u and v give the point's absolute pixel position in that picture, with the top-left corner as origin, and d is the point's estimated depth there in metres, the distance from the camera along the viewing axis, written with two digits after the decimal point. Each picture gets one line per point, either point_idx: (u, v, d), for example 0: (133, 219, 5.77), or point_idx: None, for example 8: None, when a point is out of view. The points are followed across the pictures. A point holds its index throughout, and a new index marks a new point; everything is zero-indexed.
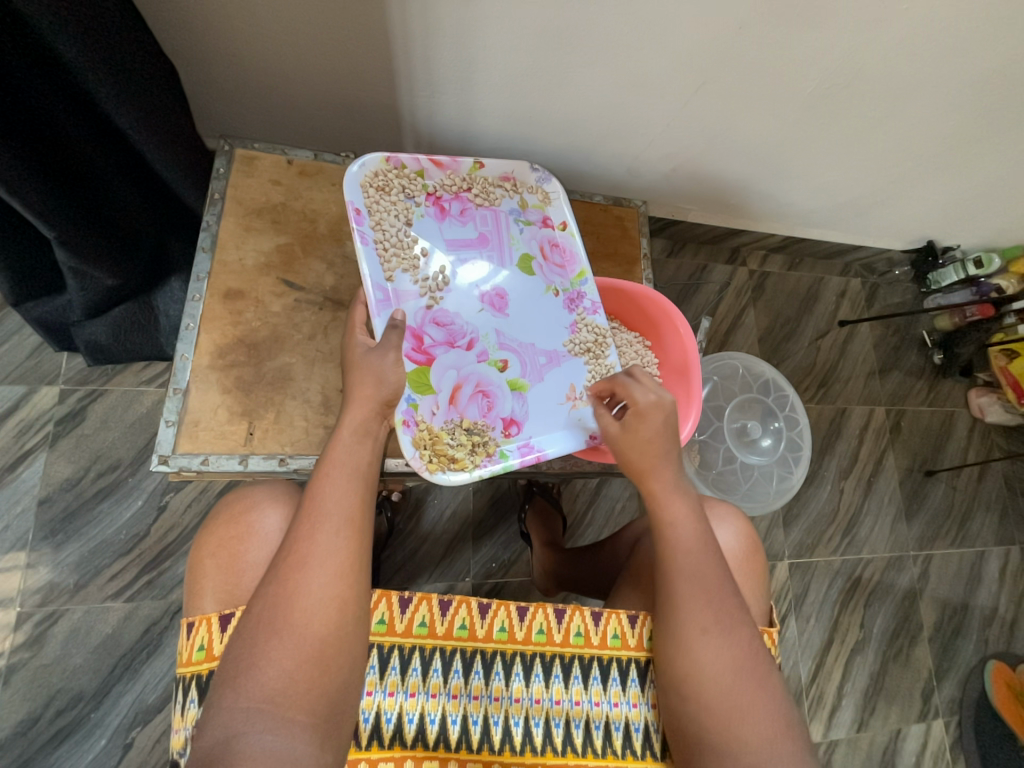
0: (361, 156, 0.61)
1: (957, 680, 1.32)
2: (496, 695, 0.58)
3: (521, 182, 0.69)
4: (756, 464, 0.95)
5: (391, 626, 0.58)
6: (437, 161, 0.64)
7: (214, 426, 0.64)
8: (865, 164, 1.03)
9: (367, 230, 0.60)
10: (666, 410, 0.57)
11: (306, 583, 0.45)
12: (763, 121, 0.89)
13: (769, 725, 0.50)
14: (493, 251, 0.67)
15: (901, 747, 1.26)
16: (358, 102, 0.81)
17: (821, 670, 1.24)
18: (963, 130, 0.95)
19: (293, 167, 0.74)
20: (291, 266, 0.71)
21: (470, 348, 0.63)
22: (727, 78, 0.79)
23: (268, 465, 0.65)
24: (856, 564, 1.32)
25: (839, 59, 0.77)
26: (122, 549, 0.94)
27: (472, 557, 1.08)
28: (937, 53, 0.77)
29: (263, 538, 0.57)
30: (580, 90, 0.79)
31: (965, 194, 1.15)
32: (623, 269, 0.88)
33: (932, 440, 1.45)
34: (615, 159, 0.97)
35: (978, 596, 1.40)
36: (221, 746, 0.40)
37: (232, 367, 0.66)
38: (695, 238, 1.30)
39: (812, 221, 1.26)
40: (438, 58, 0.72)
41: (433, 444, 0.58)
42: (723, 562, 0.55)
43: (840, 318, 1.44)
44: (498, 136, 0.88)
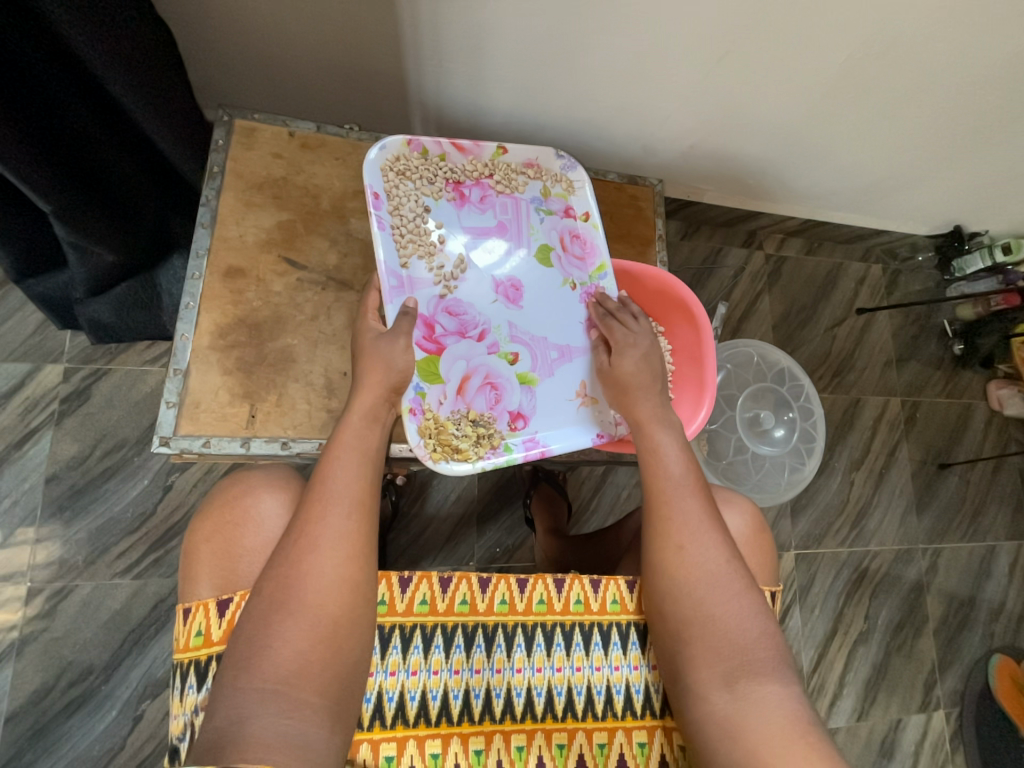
0: (381, 138, 0.57)
1: (961, 673, 1.32)
2: (497, 666, 0.58)
3: (546, 169, 0.64)
4: (767, 455, 0.92)
5: (392, 606, 0.58)
6: (459, 144, 0.60)
7: (215, 409, 0.63)
8: (893, 145, 0.98)
9: (384, 215, 0.56)
10: (646, 351, 0.60)
11: (318, 565, 0.43)
12: (788, 97, 0.84)
13: (741, 633, 0.52)
14: (511, 241, 0.62)
15: (900, 737, 1.26)
16: (362, 71, 0.77)
17: (824, 660, 1.24)
18: (1002, 107, 0.90)
19: (294, 140, 0.71)
20: (293, 244, 0.69)
21: (482, 339, 0.59)
22: (753, 49, 0.74)
23: (269, 449, 0.64)
24: (864, 556, 1.31)
25: (874, 30, 0.72)
26: (129, 527, 0.95)
27: (476, 541, 1.08)
28: (979, 25, 0.72)
29: (260, 524, 0.54)
30: (596, 60, 0.75)
31: (998, 175, 1.09)
32: (637, 250, 0.84)
33: (948, 432, 1.42)
34: (630, 135, 0.92)
35: (986, 590, 1.38)
36: (235, 725, 0.37)
37: (233, 348, 0.65)
38: (710, 220, 1.26)
39: (834, 203, 1.20)
40: (446, 24, 0.68)
41: (438, 433, 0.55)
42: (699, 487, 0.57)
43: (858, 306, 1.40)
44: (509, 109, 0.84)
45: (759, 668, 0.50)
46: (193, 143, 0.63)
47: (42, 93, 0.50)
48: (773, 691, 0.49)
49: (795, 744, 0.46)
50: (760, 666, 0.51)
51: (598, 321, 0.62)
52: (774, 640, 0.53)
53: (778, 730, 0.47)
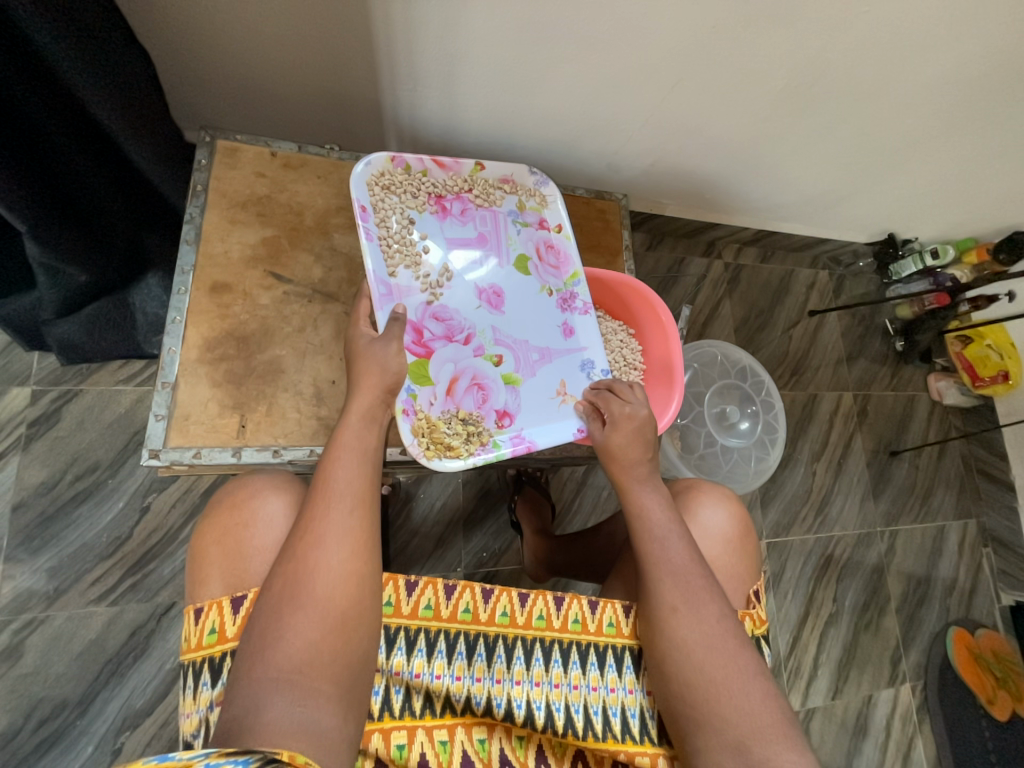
0: (365, 154, 0.60)
1: (923, 647, 1.41)
2: (497, 677, 0.58)
3: (520, 185, 0.69)
4: (735, 447, 0.99)
5: (398, 608, 0.58)
6: (439, 161, 0.63)
7: (205, 421, 0.63)
8: (831, 158, 1.09)
9: (372, 227, 0.58)
10: (641, 421, 0.61)
11: (325, 559, 0.44)
12: (736, 119, 0.94)
13: (746, 701, 0.50)
14: (491, 251, 0.66)
15: (873, 713, 1.33)
16: (342, 96, 0.81)
17: (799, 643, 1.31)
18: (918, 128, 1.02)
19: (276, 159, 0.73)
20: (278, 259, 0.70)
21: (468, 343, 0.62)
22: (702, 75, 0.82)
23: (261, 458, 0.64)
24: (828, 541, 1.39)
25: (806, 60, 0.82)
26: (103, 553, 0.92)
27: (463, 548, 1.10)
28: (896, 55, 0.82)
29: (268, 525, 0.54)
30: (562, 84, 0.81)
31: (922, 186, 1.23)
32: (606, 260, 0.89)
33: (896, 422, 1.53)
34: (596, 154, 0.99)
35: (939, 568, 1.49)
36: (251, 712, 0.38)
37: (221, 361, 0.65)
38: (672, 232, 1.35)
39: (782, 214, 1.32)
40: (423, 49, 0.73)
41: (431, 433, 0.57)
42: (693, 548, 0.56)
43: (810, 308, 1.51)
44: (481, 130, 0.89)
45: (771, 736, 0.48)
46: (174, 165, 0.65)
47: (25, 117, 0.51)
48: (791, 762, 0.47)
49: None
50: (771, 734, 0.48)
51: (595, 396, 0.64)
52: (778, 706, 0.50)
53: None
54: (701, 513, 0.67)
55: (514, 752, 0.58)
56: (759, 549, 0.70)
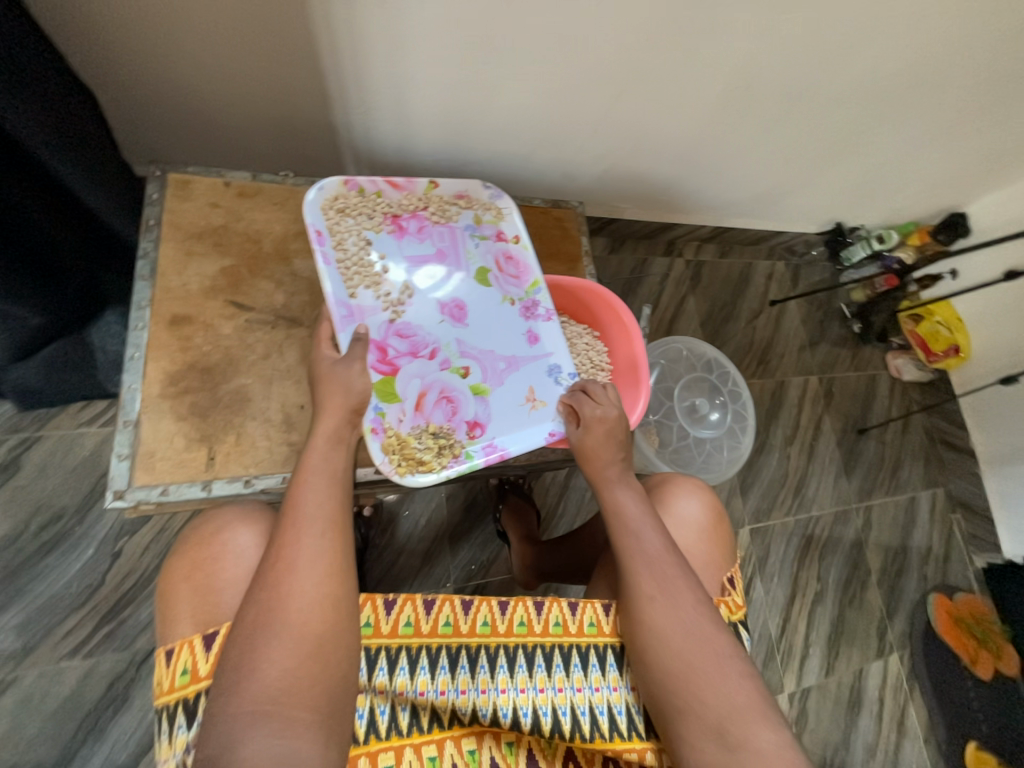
0: (318, 180, 0.61)
1: (906, 616, 1.46)
2: (483, 688, 0.57)
3: (476, 199, 0.70)
4: (708, 437, 1.01)
5: (377, 628, 0.57)
6: (393, 181, 0.64)
7: (172, 456, 0.62)
8: (774, 155, 1.15)
9: (329, 250, 0.59)
10: (612, 422, 0.62)
11: (298, 586, 0.43)
12: (680, 123, 0.98)
13: (724, 683, 0.51)
14: (451, 266, 0.67)
15: (865, 686, 1.37)
16: (296, 123, 0.82)
17: (788, 624, 1.34)
18: (850, 122, 1.08)
19: (231, 189, 0.73)
20: (239, 288, 0.70)
21: (433, 357, 0.63)
22: (644, 83, 0.86)
23: (232, 489, 0.63)
24: (808, 522, 1.43)
25: (738, 66, 0.86)
26: (74, 603, 0.88)
27: (451, 562, 1.09)
28: (820, 57, 0.88)
29: (238, 556, 0.53)
30: (511, 99, 0.83)
31: (862, 176, 1.30)
32: (567, 266, 0.91)
33: (860, 401, 1.60)
34: (551, 163, 1.02)
35: (914, 537, 1.54)
36: (227, 751, 0.38)
37: (185, 394, 0.64)
38: (633, 234, 1.39)
39: (735, 210, 1.37)
40: (372, 74, 0.74)
41: (402, 449, 0.57)
42: (667, 538, 0.57)
43: (770, 298, 1.57)
44: (437, 148, 0.91)
45: (746, 716, 0.50)
46: (125, 201, 0.64)
47: None
48: (768, 739, 0.49)
49: None
50: (747, 714, 0.50)
51: (570, 400, 0.65)
52: (753, 684, 0.52)
53: None
54: (675, 504, 0.69)
55: (505, 758, 0.58)
56: (733, 537, 0.72)
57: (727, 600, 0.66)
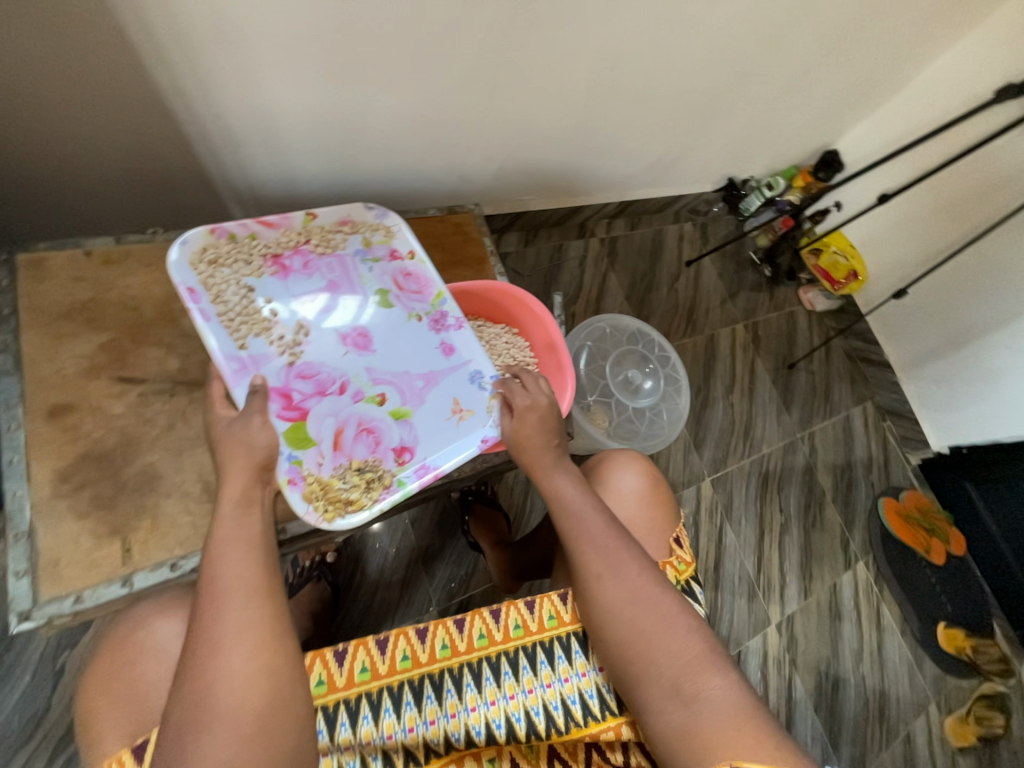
0: (180, 234, 0.58)
1: (864, 524, 1.58)
2: (452, 712, 0.57)
3: (360, 223, 0.69)
4: (646, 406, 1.05)
5: (332, 684, 0.56)
6: (265, 221, 0.62)
7: (81, 559, 0.57)
8: (654, 125, 1.19)
9: (207, 306, 0.56)
10: (543, 410, 0.64)
11: (225, 668, 0.41)
12: (558, 110, 1.00)
13: (673, 641, 0.53)
14: (347, 294, 0.65)
15: (840, 598, 1.47)
16: (160, 176, 0.77)
17: (763, 560, 1.42)
18: (715, 84, 1.14)
19: (93, 258, 0.67)
20: (125, 362, 0.65)
21: (344, 392, 0.61)
22: (511, 77, 0.87)
23: (158, 577, 0.59)
24: (761, 460, 1.52)
25: (597, 47, 0.89)
26: (20, 738, 0.80)
27: (430, 586, 1.07)
28: (671, 26, 0.92)
29: (161, 653, 0.52)
30: (382, 114, 0.82)
31: (739, 131, 1.38)
32: (476, 269, 0.91)
33: (785, 338, 1.70)
34: (443, 170, 1.01)
35: (856, 452, 1.66)
36: None
37: (83, 488, 0.59)
38: (544, 223, 1.41)
39: (634, 183, 1.42)
40: (227, 110, 0.71)
41: (325, 493, 0.56)
42: (607, 516, 0.59)
43: (686, 260, 1.64)
44: (320, 176, 0.88)
45: (697, 668, 0.52)
46: None
47: None
48: (717, 685, 0.51)
49: (747, 732, 0.48)
50: (698, 666, 0.52)
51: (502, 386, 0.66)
52: (701, 635, 0.54)
53: (729, 723, 0.48)
54: (614, 478, 0.72)
55: None
56: (675, 500, 0.75)
57: (671, 561, 0.68)
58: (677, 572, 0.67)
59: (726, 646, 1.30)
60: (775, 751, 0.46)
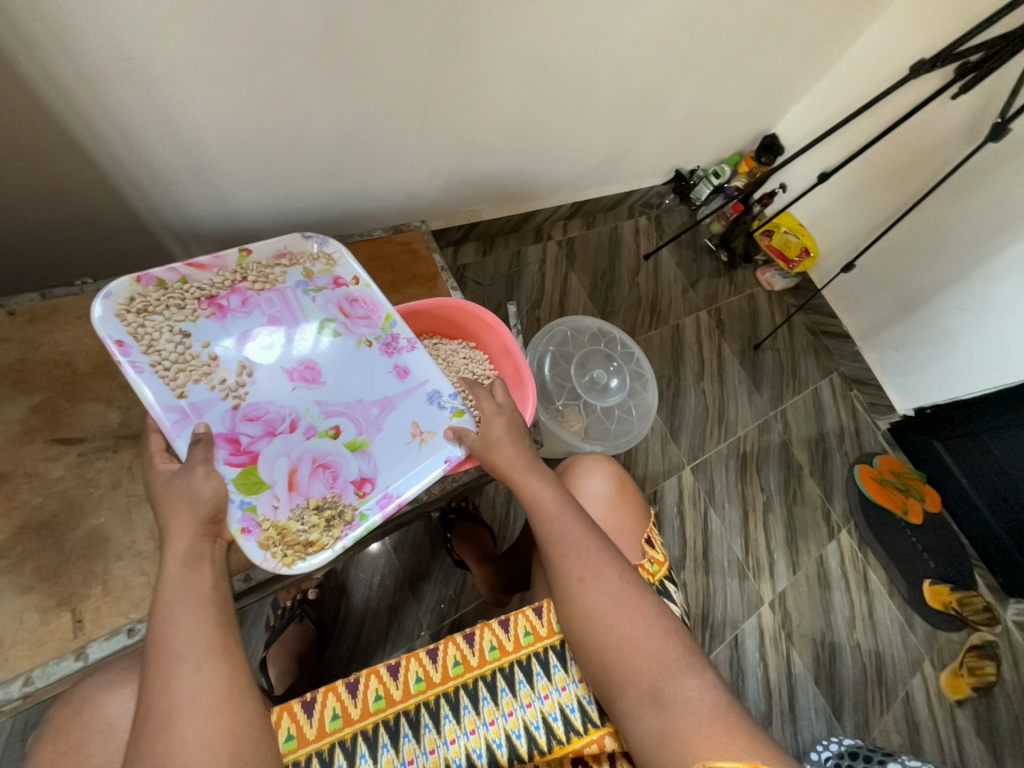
0: (104, 287, 0.56)
1: (843, 493, 1.61)
2: (430, 748, 0.56)
3: (299, 253, 0.67)
4: (615, 404, 1.05)
5: (303, 737, 0.53)
6: (195, 263, 0.60)
7: (27, 637, 0.54)
8: (595, 126, 1.21)
9: (139, 358, 0.54)
10: (511, 416, 0.66)
11: (179, 738, 0.39)
12: (497, 119, 1.00)
13: (652, 643, 0.53)
14: (291, 327, 0.63)
15: (828, 568, 1.49)
16: (87, 224, 0.74)
17: (750, 541, 1.44)
18: (648, 81, 1.17)
19: (17, 318, 0.64)
20: (60, 422, 0.62)
21: (295, 429, 0.59)
22: (443, 92, 0.87)
23: (114, 646, 0.56)
24: (738, 442, 1.54)
25: (526, 55, 0.90)
26: None
27: (419, 610, 1.05)
28: (596, 29, 0.94)
29: (114, 734, 0.51)
30: (314, 141, 0.81)
31: (679, 124, 1.41)
32: (428, 286, 0.90)
33: (748, 320, 1.74)
34: (388, 189, 1.00)
35: (828, 423, 1.70)
36: None
37: (24, 561, 0.56)
38: (499, 231, 1.41)
39: (584, 183, 1.43)
40: (149, 152, 0.69)
41: (283, 538, 0.54)
42: (585, 520, 0.59)
43: (644, 253, 1.66)
44: (260, 209, 0.87)
45: (673, 670, 0.52)
46: None
47: None
48: (693, 686, 0.51)
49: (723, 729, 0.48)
50: (672, 668, 0.52)
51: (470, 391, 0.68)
52: (676, 636, 0.54)
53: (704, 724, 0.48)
54: (582, 483, 0.72)
55: None
56: (646, 499, 0.75)
57: (646, 561, 0.68)
58: (652, 572, 0.68)
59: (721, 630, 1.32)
60: (751, 744, 0.46)
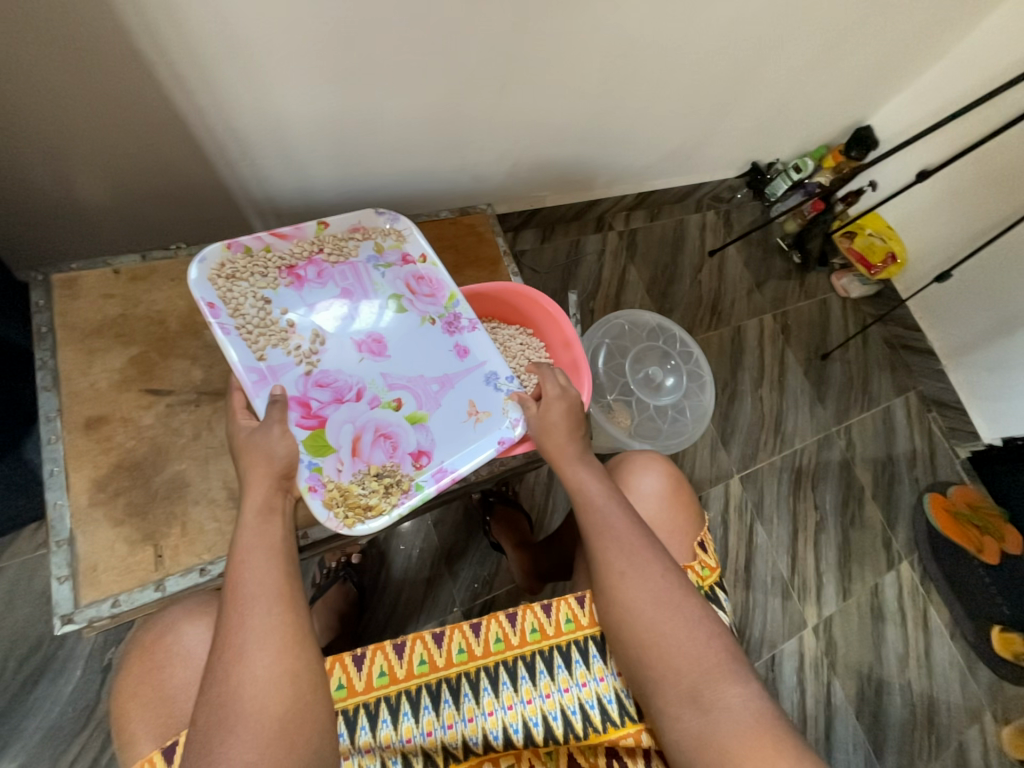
0: (200, 253, 0.60)
1: (908, 523, 1.49)
2: (469, 716, 0.57)
3: (372, 229, 0.69)
4: (669, 403, 1.02)
5: (352, 687, 0.57)
6: (279, 233, 0.63)
7: (117, 564, 0.60)
8: (673, 114, 1.16)
9: (226, 321, 0.58)
10: (571, 400, 0.64)
11: (250, 672, 0.42)
12: (572, 105, 0.98)
13: (693, 647, 0.51)
14: (361, 300, 0.66)
15: (882, 599, 1.39)
16: (182, 193, 0.79)
17: (798, 560, 1.36)
18: (735, 67, 1.10)
19: (121, 276, 0.70)
20: (152, 375, 0.67)
21: (360, 398, 0.61)
22: (521, 75, 0.86)
23: (188, 582, 0.62)
24: (794, 456, 1.45)
25: (610, 39, 0.87)
26: (74, 729, 0.85)
27: (453, 586, 1.08)
28: (686, 11, 0.89)
29: (188, 659, 0.56)
30: (393, 121, 0.82)
31: (763, 114, 1.32)
32: (489, 270, 0.90)
33: (818, 328, 1.63)
34: (456, 172, 1.01)
35: (898, 446, 1.57)
36: None
37: (118, 496, 0.62)
38: (560, 219, 1.38)
39: (653, 173, 1.38)
40: (244, 128, 0.73)
41: (345, 499, 0.57)
42: (631, 515, 0.58)
43: (709, 249, 1.58)
44: (336, 185, 0.90)
45: (717, 677, 0.50)
46: None
47: None
48: (736, 694, 0.50)
49: (765, 743, 0.47)
50: (716, 674, 0.50)
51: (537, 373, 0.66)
52: (722, 643, 0.52)
53: (747, 730, 0.48)
54: (635, 480, 0.70)
55: None
56: (698, 501, 0.72)
57: (695, 565, 0.66)
58: (700, 577, 0.65)
59: (759, 648, 1.26)
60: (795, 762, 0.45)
